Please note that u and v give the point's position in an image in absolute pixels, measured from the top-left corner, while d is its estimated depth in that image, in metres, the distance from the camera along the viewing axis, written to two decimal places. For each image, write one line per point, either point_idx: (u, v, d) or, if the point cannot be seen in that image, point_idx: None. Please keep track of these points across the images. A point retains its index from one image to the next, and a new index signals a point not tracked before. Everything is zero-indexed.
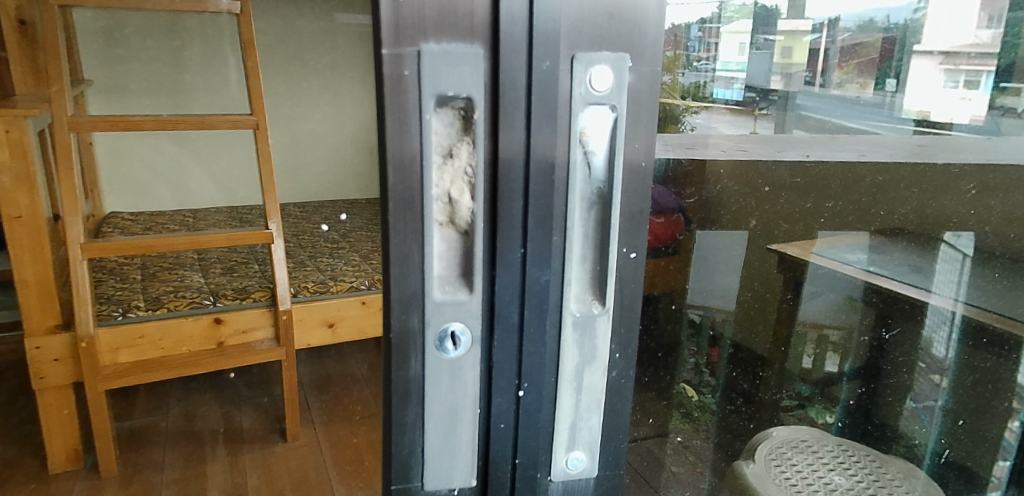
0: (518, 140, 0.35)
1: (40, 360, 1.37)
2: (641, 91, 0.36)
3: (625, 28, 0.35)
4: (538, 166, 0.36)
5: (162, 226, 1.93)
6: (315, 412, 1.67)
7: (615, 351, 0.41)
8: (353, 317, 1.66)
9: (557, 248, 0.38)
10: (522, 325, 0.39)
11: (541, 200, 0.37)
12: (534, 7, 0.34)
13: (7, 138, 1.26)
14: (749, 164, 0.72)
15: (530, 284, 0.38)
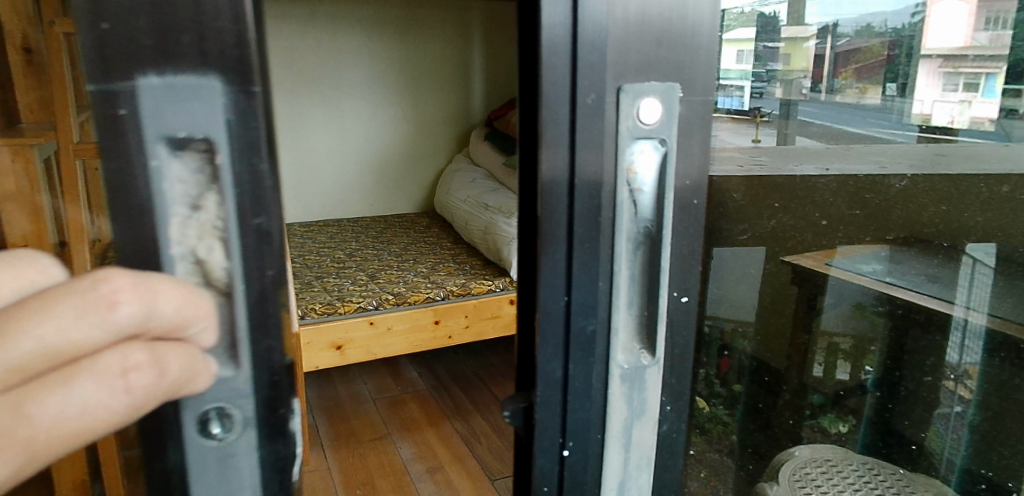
0: (562, 166, 0.42)
1: None
2: (688, 118, 0.43)
3: (673, 58, 0.42)
4: (583, 205, 0.43)
5: None
6: (325, 438, 2.13)
7: (668, 404, 0.49)
8: (371, 339, 2.13)
9: (602, 298, 0.45)
10: (566, 378, 0.47)
11: (587, 245, 0.44)
12: (579, 57, 0.40)
13: None
14: (806, 192, 0.76)
15: (576, 333, 0.45)
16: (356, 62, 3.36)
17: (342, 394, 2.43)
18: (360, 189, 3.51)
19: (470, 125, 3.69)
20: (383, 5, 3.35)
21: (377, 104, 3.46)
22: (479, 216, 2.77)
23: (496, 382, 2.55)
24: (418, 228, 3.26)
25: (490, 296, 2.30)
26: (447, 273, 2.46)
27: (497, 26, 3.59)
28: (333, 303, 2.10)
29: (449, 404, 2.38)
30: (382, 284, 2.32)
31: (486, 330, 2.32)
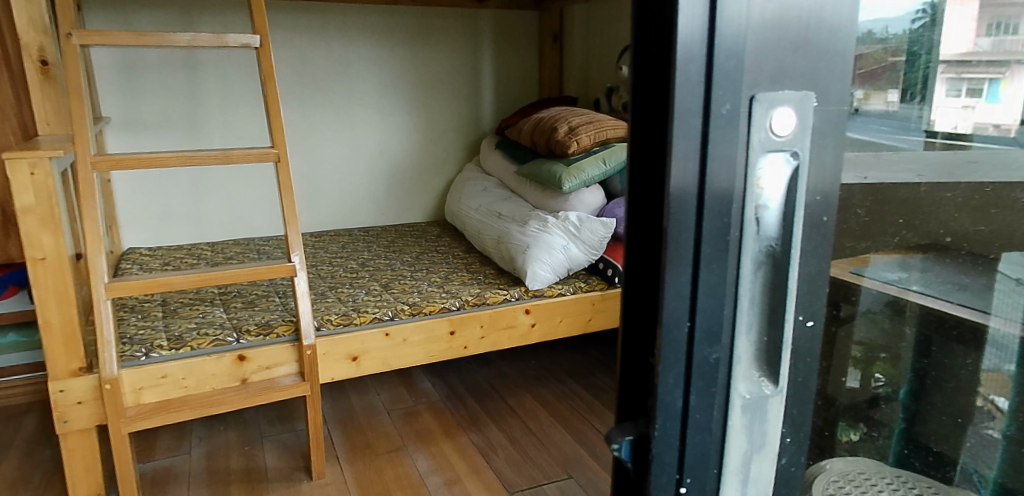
0: (693, 178, 0.46)
1: (65, 403, 1.65)
2: (816, 131, 0.47)
3: (805, 78, 0.46)
4: (713, 221, 0.47)
5: (176, 299, 2.14)
6: (340, 449, 2.12)
7: (788, 436, 0.54)
8: (377, 349, 2.09)
9: (725, 326, 0.49)
10: (687, 408, 0.51)
11: (716, 264, 0.48)
12: (715, 68, 0.44)
13: (34, 179, 1.55)
14: (922, 205, 0.73)
15: (700, 359, 0.50)
16: (366, 71, 3.34)
17: (357, 403, 2.43)
18: (370, 199, 3.50)
19: (480, 135, 3.69)
20: (393, 14, 3.33)
21: (386, 113, 3.43)
22: (491, 225, 2.76)
23: (510, 393, 2.54)
24: (429, 237, 3.25)
25: (505, 305, 2.29)
26: (461, 282, 2.45)
27: (506, 35, 3.60)
28: (348, 313, 2.08)
29: (464, 416, 2.36)
30: (396, 294, 2.31)
31: (501, 340, 2.31)
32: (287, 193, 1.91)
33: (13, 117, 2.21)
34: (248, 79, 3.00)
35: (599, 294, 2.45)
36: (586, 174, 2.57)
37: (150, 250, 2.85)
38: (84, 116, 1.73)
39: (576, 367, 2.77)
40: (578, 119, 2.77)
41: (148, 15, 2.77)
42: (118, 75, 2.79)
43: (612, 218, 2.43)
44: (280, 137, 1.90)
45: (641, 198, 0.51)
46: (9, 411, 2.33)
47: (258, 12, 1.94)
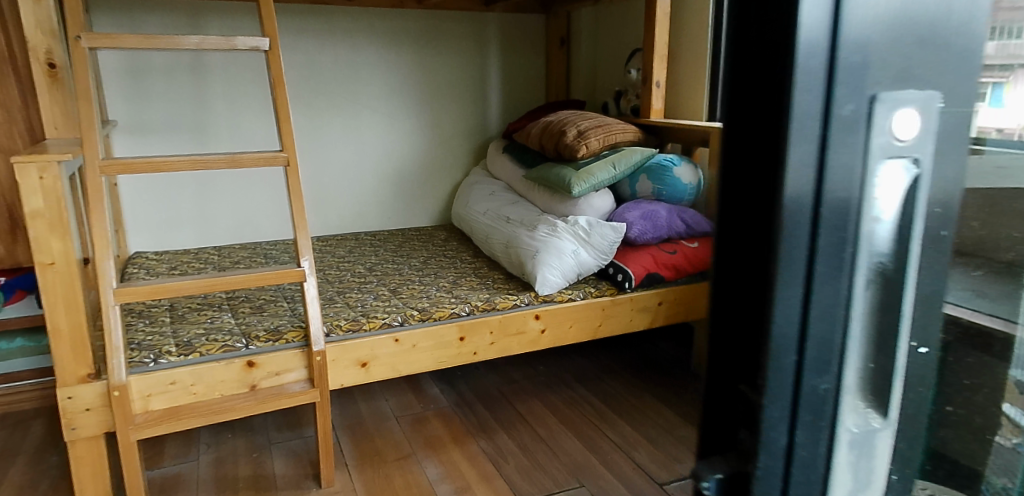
0: (807, 186, 0.40)
1: (74, 410, 1.63)
2: (940, 133, 0.41)
3: (935, 72, 0.40)
4: (829, 235, 0.41)
5: (184, 304, 2.12)
6: (348, 456, 2.10)
7: (895, 475, 0.47)
8: (386, 355, 2.07)
9: (836, 356, 0.43)
10: (791, 448, 0.44)
11: (830, 284, 0.42)
12: (838, 59, 0.38)
13: (43, 183, 1.53)
14: None
15: (807, 392, 0.43)
16: (373, 75, 3.32)
17: (366, 409, 2.41)
18: (377, 203, 3.48)
19: (487, 138, 3.67)
20: (400, 17, 3.31)
21: (393, 117, 3.42)
22: (500, 229, 2.73)
23: (519, 399, 2.51)
24: (436, 241, 3.23)
25: (515, 311, 2.27)
26: (470, 287, 2.43)
27: (514, 39, 3.58)
28: (357, 319, 2.06)
29: (474, 423, 2.34)
30: (405, 300, 2.28)
31: (511, 347, 2.29)
32: (296, 198, 1.89)
33: (20, 120, 2.20)
34: (255, 83, 2.99)
35: (609, 299, 2.43)
36: (596, 178, 2.53)
37: (157, 254, 2.84)
38: (92, 120, 1.72)
39: (586, 372, 2.74)
40: (587, 122, 2.75)
41: (155, 18, 2.75)
42: (125, 79, 2.78)
43: (622, 223, 2.41)
44: (289, 141, 1.89)
45: (736, 210, 0.46)
46: (16, 416, 2.31)
47: (268, 15, 1.93)
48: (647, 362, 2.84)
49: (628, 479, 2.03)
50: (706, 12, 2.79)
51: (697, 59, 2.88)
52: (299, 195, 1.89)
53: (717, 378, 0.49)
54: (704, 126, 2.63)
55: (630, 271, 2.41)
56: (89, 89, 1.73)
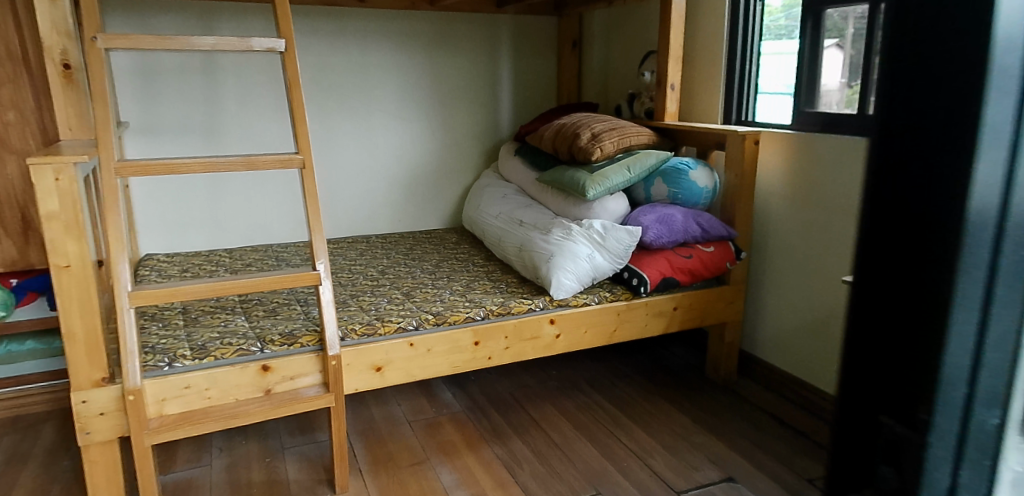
0: (995, 197, 0.38)
1: (89, 414, 1.62)
2: None
3: None
4: (1016, 249, 0.39)
5: (196, 307, 2.10)
6: (362, 462, 2.08)
7: None
8: (401, 360, 2.05)
9: (1008, 373, 0.42)
10: (959, 472, 0.42)
11: (1007, 298, 0.40)
12: None
13: (59, 184, 1.52)
14: None
15: (977, 410, 0.42)
16: (385, 77, 3.31)
17: (378, 413, 2.39)
18: (387, 205, 3.47)
19: (498, 141, 3.65)
20: (412, 19, 3.30)
21: (405, 119, 3.40)
22: (513, 232, 2.71)
23: (532, 404, 2.49)
24: (447, 244, 3.21)
25: (530, 315, 2.24)
26: (484, 291, 2.41)
27: (526, 41, 3.57)
28: (372, 323, 2.04)
29: (487, 428, 2.32)
30: (419, 303, 2.26)
31: (526, 351, 2.26)
32: (312, 200, 1.87)
33: (34, 122, 2.19)
34: (267, 84, 2.98)
35: (624, 304, 2.41)
36: (610, 181, 2.51)
37: (168, 256, 2.83)
38: (108, 122, 1.71)
39: (599, 377, 2.72)
40: (600, 124, 2.73)
41: (167, 19, 2.74)
42: (137, 80, 2.77)
43: (638, 226, 2.39)
44: (305, 143, 1.87)
45: (883, 225, 0.42)
46: (27, 419, 2.30)
47: (283, 15, 1.91)
48: (661, 367, 2.82)
49: (645, 487, 2.01)
50: (721, 14, 2.77)
51: (712, 62, 2.85)
52: (314, 198, 1.88)
53: (854, 389, 0.46)
54: (720, 129, 2.60)
55: (646, 275, 2.39)
56: (104, 90, 1.72)
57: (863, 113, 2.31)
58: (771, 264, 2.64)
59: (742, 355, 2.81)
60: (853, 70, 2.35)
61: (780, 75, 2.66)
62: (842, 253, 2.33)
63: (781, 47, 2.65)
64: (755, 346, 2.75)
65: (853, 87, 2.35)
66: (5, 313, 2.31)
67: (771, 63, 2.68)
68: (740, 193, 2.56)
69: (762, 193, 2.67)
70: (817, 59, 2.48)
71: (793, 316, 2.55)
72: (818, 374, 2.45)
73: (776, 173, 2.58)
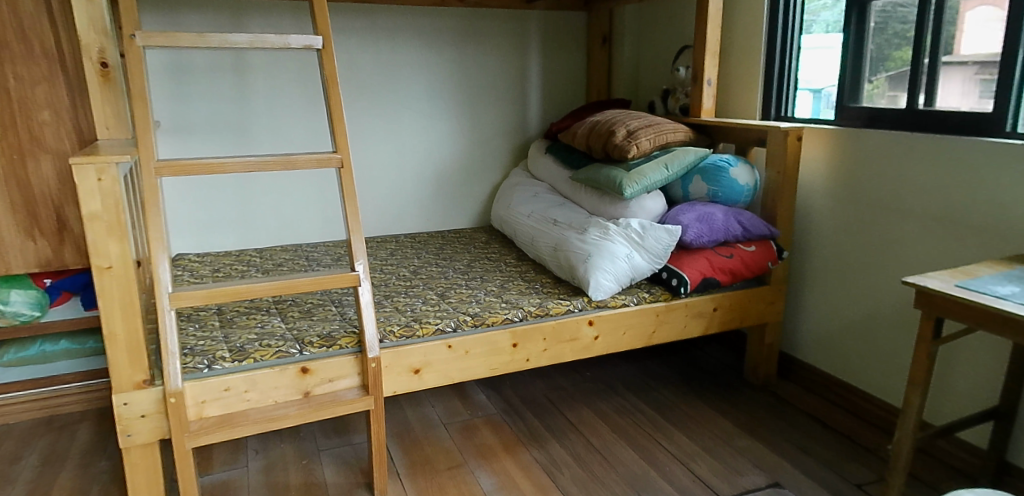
0: None
1: (130, 417, 1.60)
2: None
3: None
4: None
5: (231, 308, 2.08)
6: (400, 465, 2.04)
7: None
8: (439, 361, 2.01)
9: None
10: None
11: None
12: None
13: (102, 185, 1.50)
14: None
15: None
16: (415, 75, 3.27)
17: (413, 416, 2.35)
18: (416, 204, 3.43)
19: (528, 138, 3.59)
20: (440, 16, 3.26)
21: (434, 118, 3.37)
22: (547, 232, 2.66)
23: (568, 406, 2.44)
24: (478, 244, 3.17)
25: (569, 317, 2.19)
26: (519, 291, 2.36)
27: (555, 37, 3.52)
28: (410, 325, 2.01)
29: (524, 431, 2.27)
30: (455, 304, 2.22)
31: (564, 353, 2.22)
32: (350, 199, 1.84)
33: (68, 121, 2.18)
34: (298, 83, 2.96)
35: (663, 305, 2.35)
36: (648, 179, 2.45)
37: (199, 256, 2.82)
38: (148, 121, 1.69)
39: (635, 379, 2.66)
40: (636, 121, 2.67)
41: (199, 17, 2.73)
42: (170, 78, 2.76)
43: (677, 225, 2.32)
44: (343, 141, 1.84)
45: None
46: (62, 420, 2.29)
47: (320, 12, 1.88)
48: (698, 370, 2.75)
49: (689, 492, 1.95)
50: (759, 8, 2.70)
51: (750, 57, 2.78)
52: (353, 197, 1.85)
53: None
54: (760, 125, 2.53)
55: (686, 275, 2.32)
56: (143, 88, 1.69)
57: (912, 105, 2.21)
58: (813, 263, 2.56)
59: (782, 357, 2.73)
60: (874, 64, 2.36)
61: (820, 69, 2.57)
62: (888, 252, 2.25)
63: (819, 42, 2.58)
64: (796, 348, 2.68)
65: (874, 82, 2.37)
66: (39, 313, 2.30)
67: (812, 57, 2.61)
68: (782, 190, 2.48)
69: (804, 190, 2.60)
70: (860, 57, 2.40)
71: (837, 317, 2.47)
72: (865, 378, 2.37)
73: (819, 169, 2.50)
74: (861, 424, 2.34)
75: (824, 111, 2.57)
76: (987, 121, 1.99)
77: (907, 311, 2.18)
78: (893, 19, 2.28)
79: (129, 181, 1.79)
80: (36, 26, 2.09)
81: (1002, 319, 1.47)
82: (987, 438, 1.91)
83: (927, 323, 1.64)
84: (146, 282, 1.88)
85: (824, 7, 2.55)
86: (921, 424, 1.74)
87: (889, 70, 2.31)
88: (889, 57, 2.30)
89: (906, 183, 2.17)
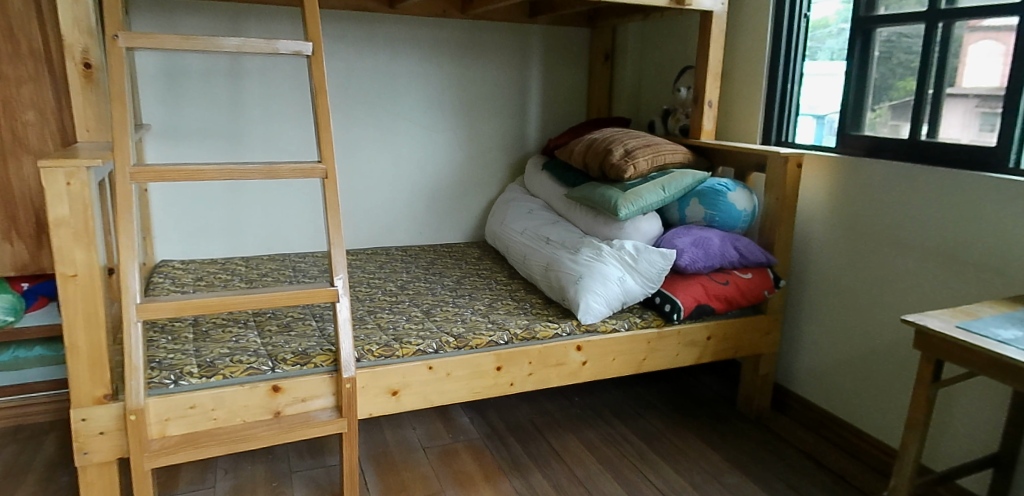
0: None
1: (89, 433, 1.53)
2: None
3: None
4: None
5: (207, 320, 2.01)
6: (373, 491, 1.97)
7: None
8: (418, 383, 1.94)
9: None
10: None
11: None
12: None
13: (70, 189, 1.43)
14: None
15: None
16: (412, 85, 3.22)
17: (392, 438, 2.28)
18: (409, 217, 3.37)
19: (525, 154, 3.54)
20: (441, 27, 3.21)
21: (430, 130, 3.31)
22: (539, 250, 2.60)
23: (553, 433, 2.36)
24: (469, 259, 3.10)
25: (556, 341, 2.12)
26: (507, 311, 2.29)
27: (557, 52, 3.47)
28: (390, 344, 1.94)
29: (506, 458, 2.19)
30: (439, 323, 2.15)
31: (550, 378, 2.14)
32: (333, 212, 1.77)
33: (52, 122, 2.13)
34: (293, 90, 2.90)
35: (655, 332, 2.28)
36: (643, 201, 2.38)
37: (183, 263, 2.76)
38: (125, 125, 1.63)
39: (624, 407, 2.58)
40: (634, 140, 2.60)
41: (194, 19, 2.68)
42: (162, 81, 2.70)
43: (672, 250, 2.26)
44: (329, 152, 1.78)
45: None
46: (28, 430, 2.22)
47: (311, 18, 1.83)
48: (689, 399, 2.67)
49: None
50: (764, 30, 2.65)
51: (753, 79, 2.72)
52: (336, 210, 1.78)
53: None
54: (761, 150, 2.47)
55: (680, 301, 2.25)
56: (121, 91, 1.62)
57: (915, 135, 2.14)
58: (810, 293, 2.49)
59: (776, 389, 2.65)
60: (877, 93, 2.30)
61: (825, 95, 2.51)
62: (887, 286, 2.18)
63: (824, 68, 2.51)
64: (791, 380, 2.60)
65: (877, 110, 2.30)
66: (14, 318, 2.22)
67: (816, 83, 2.55)
68: (780, 217, 2.42)
69: (804, 218, 2.53)
70: (864, 85, 2.33)
71: (834, 349, 2.40)
72: (860, 414, 2.30)
73: (820, 197, 2.43)
74: (854, 463, 2.27)
75: (827, 138, 2.51)
76: (994, 155, 1.92)
77: (907, 348, 2.11)
78: (899, 48, 2.22)
79: (105, 186, 1.72)
80: (23, 24, 2.04)
81: (1006, 367, 1.40)
82: (986, 487, 1.84)
83: (927, 365, 1.57)
84: (118, 291, 1.81)
85: (829, 35, 2.49)
86: (918, 470, 1.67)
87: (893, 99, 2.25)
88: (893, 86, 2.24)
89: (908, 216, 2.11)
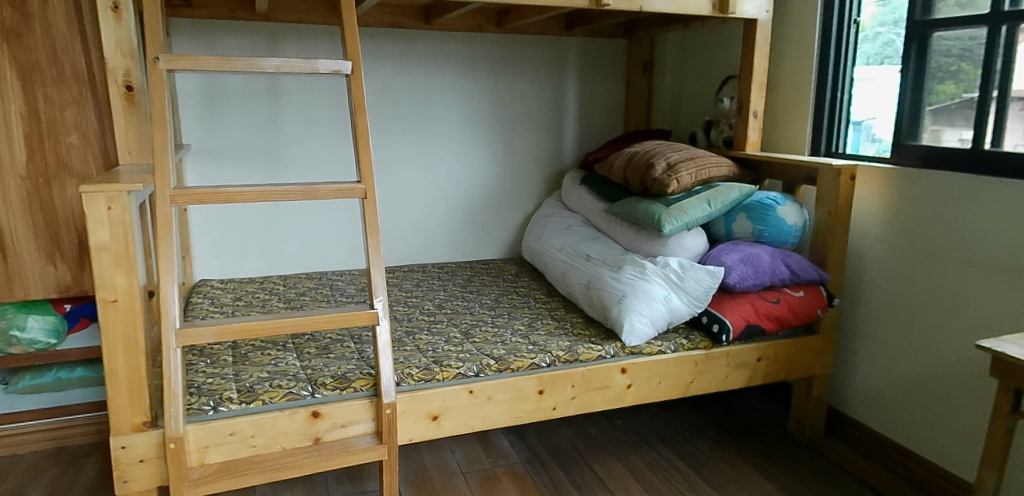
0: None
1: (129, 461, 1.51)
2: None
3: None
4: None
5: (247, 342, 1.98)
6: None
7: None
8: (459, 408, 1.88)
9: None
10: None
11: None
12: None
13: (111, 213, 1.42)
14: None
15: None
16: (449, 101, 3.19)
17: (431, 462, 2.22)
18: (445, 234, 3.33)
19: (562, 168, 3.48)
20: (477, 41, 3.17)
21: (466, 145, 3.27)
22: (579, 268, 2.52)
23: (596, 458, 2.28)
24: (507, 277, 3.04)
25: (600, 364, 2.05)
26: (548, 332, 2.22)
27: (594, 64, 3.41)
28: (429, 367, 1.89)
29: (547, 484, 2.12)
30: (479, 345, 2.09)
31: (594, 402, 2.07)
32: (372, 232, 1.73)
33: (95, 144, 2.14)
34: (330, 107, 2.90)
35: (703, 353, 2.19)
36: (688, 216, 2.29)
37: (222, 282, 2.76)
38: (165, 148, 1.61)
39: (669, 431, 2.49)
40: (677, 153, 2.52)
41: (233, 40, 2.69)
42: (202, 101, 2.71)
43: (720, 267, 2.17)
44: (368, 172, 1.74)
45: None
46: (70, 452, 2.23)
47: (350, 35, 1.80)
48: (738, 423, 2.56)
49: None
50: (811, 37, 2.55)
51: (800, 88, 2.62)
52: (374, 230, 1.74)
53: None
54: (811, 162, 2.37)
55: (728, 321, 2.15)
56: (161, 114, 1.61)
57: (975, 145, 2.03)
58: (865, 311, 2.36)
59: (830, 412, 2.53)
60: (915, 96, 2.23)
61: (872, 102, 2.42)
62: (949, 304, 2.06)
63: (872, 75, 2.42)
64: (845, 403, 2.48)
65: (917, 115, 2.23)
66: (55, 341, 2.25)
67: (865, 90, 2.45)
68: (833, 232, 2.31)
69: (857, 232, 2.41)
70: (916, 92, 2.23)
71: (892, 372, 2.27)
72: (923, 440, 2.17)
73: (874, 210, 2.32)
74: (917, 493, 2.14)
75: (864, 145, 2.46)
76: None
77: (976, 372, 1.98)
78: (957, 53, 2.10)
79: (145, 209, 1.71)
80: (67, 47, 2.06)
81: None
82: None
83: (1005, 394, 1.46)
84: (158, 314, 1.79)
85: (863, 40, 2.45)
86: None
87: (945, 106, 2.14)
88: (932, 90, 2.18)
89: (972, 230, 1.99)
